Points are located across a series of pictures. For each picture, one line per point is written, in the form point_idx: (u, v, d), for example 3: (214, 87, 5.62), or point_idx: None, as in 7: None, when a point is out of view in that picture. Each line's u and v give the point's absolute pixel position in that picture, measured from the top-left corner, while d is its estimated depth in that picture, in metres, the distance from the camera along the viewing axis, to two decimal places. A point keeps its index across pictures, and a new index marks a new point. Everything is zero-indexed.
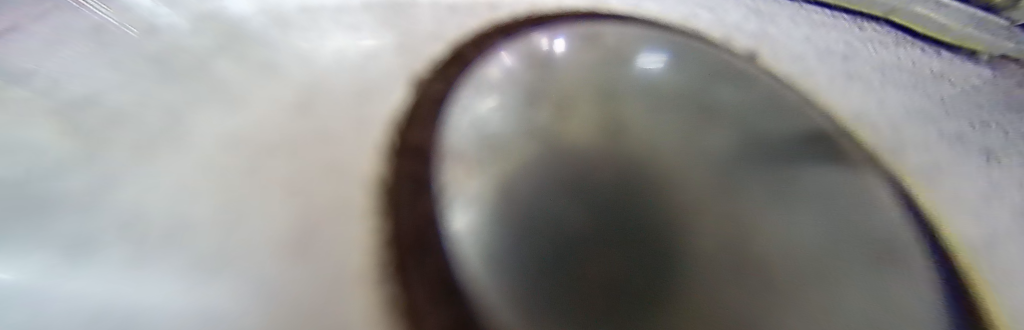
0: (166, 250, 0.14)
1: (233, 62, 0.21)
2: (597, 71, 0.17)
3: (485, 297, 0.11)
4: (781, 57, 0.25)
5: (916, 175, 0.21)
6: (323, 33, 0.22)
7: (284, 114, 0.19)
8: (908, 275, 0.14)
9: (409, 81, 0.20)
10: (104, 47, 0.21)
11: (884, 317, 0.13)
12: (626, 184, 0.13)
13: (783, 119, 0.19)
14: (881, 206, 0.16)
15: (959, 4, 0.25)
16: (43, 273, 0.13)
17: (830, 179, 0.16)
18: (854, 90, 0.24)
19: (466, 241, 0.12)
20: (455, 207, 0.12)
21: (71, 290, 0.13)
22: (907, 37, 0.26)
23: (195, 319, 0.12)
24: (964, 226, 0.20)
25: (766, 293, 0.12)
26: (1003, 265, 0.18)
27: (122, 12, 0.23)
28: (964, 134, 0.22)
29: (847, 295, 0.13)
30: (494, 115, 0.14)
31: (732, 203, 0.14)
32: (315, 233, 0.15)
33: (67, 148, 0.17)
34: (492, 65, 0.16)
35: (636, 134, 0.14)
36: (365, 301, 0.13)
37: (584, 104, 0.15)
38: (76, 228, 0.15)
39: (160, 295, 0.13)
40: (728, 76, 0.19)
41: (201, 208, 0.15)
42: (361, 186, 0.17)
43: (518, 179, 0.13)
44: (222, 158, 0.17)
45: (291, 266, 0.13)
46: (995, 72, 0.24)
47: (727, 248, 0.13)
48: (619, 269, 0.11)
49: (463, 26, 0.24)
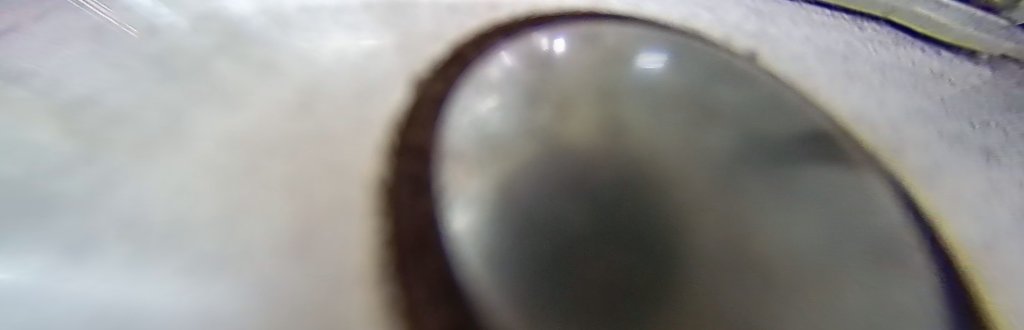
0: (165, 250, 0.14)
1: (234, 63, 0.21)
2: (597, 70, 0.17)
3: (486, 296, 0.11)
4: (780, 58, 0.25)
5: (918, 174, 0.21)
6: (323, 33, 0.22)
7: (285, 115, 0.19)
8: (910, 274, 0.14)
9: (409, 81, 0.20)
10: (104, 46, 0.21)
11: (903, 318, 0.12)
12: (626, 184, 0.13)
13: (785, 117, 0.19)
14: (881, 208, 0.16)
15: (959, 4, 0.24)
16: (46, 273, 0.13)
17: (831, 179, 0.16)
18: (854, 90, 0.24)
19: (466, 242, 0.12)
20: (455, 206, 0.13)
21: (72, 290, 0.12)
22: (907, 37, 0.25)
23: (195, 319, 0.11)
24: (967, 226, 0.20)
25: (763, 292, 0.12)
26: (1008, 267, 0.18)
27: (122, 11, 0.22)
28: (964, 134, 0.22)
29: (850, 295, 0.13)
30: (494, 114, 0.14)
31: (730, 203, 0.14)
32: (316, 233, 0.15)
33: (67, 148, 0.17)
34: (492, 66, 0.16)
35: (634, 136, 0.15)
36: (367, 302, 0.13)
37: (583, 106, 0.15)
38: (78, 228, 0.14)
39: (161, 296, 0.12)
40: (728, 75, 0.19)
41: (201, 208, 0.15)
42: (361, 185, 0.17)
43: (518, 180, 0.13)
44: (224, 158, 0.17)
45: (292, 265, 0.13)
46: (996, 72, 0.24)
47: (724, 248, 0.13)
48: (620, 268, 0.11)
49: (463, 27, 0.23)
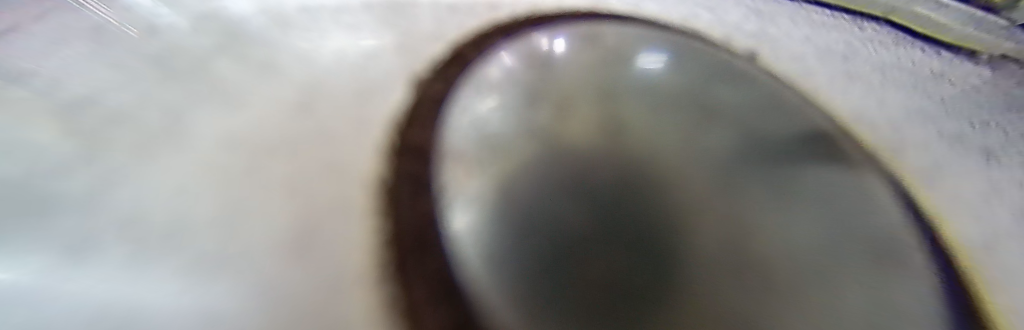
0: (165, 250, 0.14)
1: (234, 63, 0.21)
2: (598, 70, 0.17)
3: (486, 296, 0.11)
4: (780, 58, 0.25)
5: (918, 174, 0.21)
6: (323, 33, 0.22)
7: (285, 115, 0.19)
8: (910, 274, 0.14)
9: (409, 81, 0.20)
10: (104, 46, 0.21)
11: (904, 318, 0.12)
12: (625, 184, 0.13)
13: (785, 117, 0.19)
14: (881, 208, 0.16)
15: (959, 4, 0.24)
16: (45, 273, 0.13)
17: (831, 180, 0.16)
18: (854, 90, 0.24)
19: (465, 241, 0.12)
20: (456, 206, 0.13)
21: (71, 290, 0.12)
22: (908, 37, 0.25)
23: (195, 318, 0.11)
24: (968, 226, 0.20)
25: (762, 291, 0.12)
26: (1008, 267, 0.18)
27: (122, 11, 0.22)
28: (963, 135, 0.22)
29: (851, 294, 0.12)
30: (494, 114, 0.14)
31: (729, 203, 0.14)
32: (316, 233, 0.15)
33: (67, 148, 0.17)
34: (492, 66, 0.16)
35: (633, 136, 0.15)
36: (367, 302, 0.13)
37: (583, 105, 0.15)
38: (78, 228, 0.14)
39: (161, 296, 0.12)
40: (728, 75, 0.19)
41: (201, 208, 0.15)
42: (360, 185, 0.17)
43: (518, 180, 0.13)
44: (224, 158, 0.17)
45: (292, 265, 0.13)
46: (996, 72, 0.24)
47: (723, 247, 0.13)
48: (618, 268, 0.11)
49: (463, 27, 0.23)
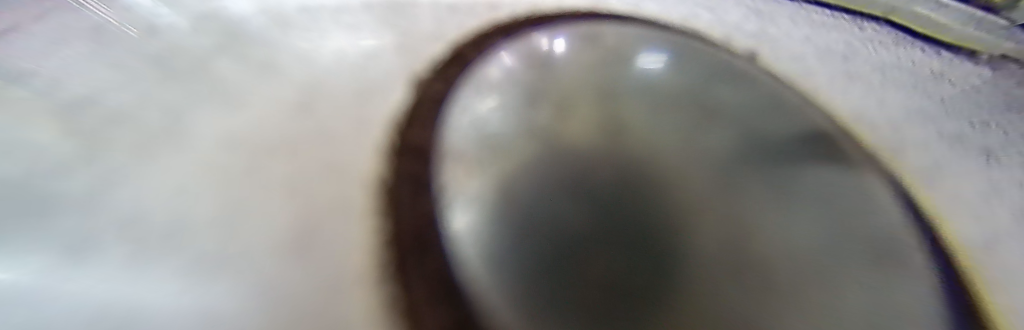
0: (164, 250, 0.14)
1: (234, 63, 0.21)
2: (598, 70, 0.17)
3: (486, 297, 0.11)
4: (780, 58, 0.25)
5: (919, 174, 0.21)
6: (323, 33, 0.22)
7: (285, 115, 0.19)
8: (909, 273, 0.14)
9: (409, 81, 0.20)
10: (103, 46, 0.21)
11: (904, 318, 0.12)
12: (625, 184, 0.13)
13: (786, 117, 0.19)
14: (882, 208, 0.16)
15: (959, 4, 0.24)
16: (44, 273, 0.13)
17: (832, 179, 0.16)
18: (854, 89, 0.24)
19: (465, 242, 0.12)
20: (455, 207, 0.13)
21: (72, 290, 0.12)
22: (908, 37, 0.26)
23: (195, 318, 0.11)
24: (969, 227, 0.19)
25: (763, 291, 0.12)
26: (1009, 267, 0.18)
27: (122, 11, 0.22)
28: (963, 135, 0.22)
29: (852, 294, 0.12)
30: (494, 114, 0.14)
31: (729, 203, 0.14)
32: (316, 233, 0.15)
33: (66, 148, 0.17)
34: (493, 66, 0.16)
35: (634, 136, 0.15)
36: (366, 302, 0.13)
37: (584, 106, 0.15)
38: (76, 228, 0.14)
39: (163, 296, 0.12)
40: (729, 76, 0.19)
41: (201, 208, 0.15)
42: (360, 185, 0.17)
43: (517, 180, 0.13)
44: (224, 158, 0.17)
45: (291, 265, 0.13)
46: (996, 72, 0.24)
47: (723, 247, 0.13)
48: (618, 268, 0.11)
49: (463, 26, 0.23)
